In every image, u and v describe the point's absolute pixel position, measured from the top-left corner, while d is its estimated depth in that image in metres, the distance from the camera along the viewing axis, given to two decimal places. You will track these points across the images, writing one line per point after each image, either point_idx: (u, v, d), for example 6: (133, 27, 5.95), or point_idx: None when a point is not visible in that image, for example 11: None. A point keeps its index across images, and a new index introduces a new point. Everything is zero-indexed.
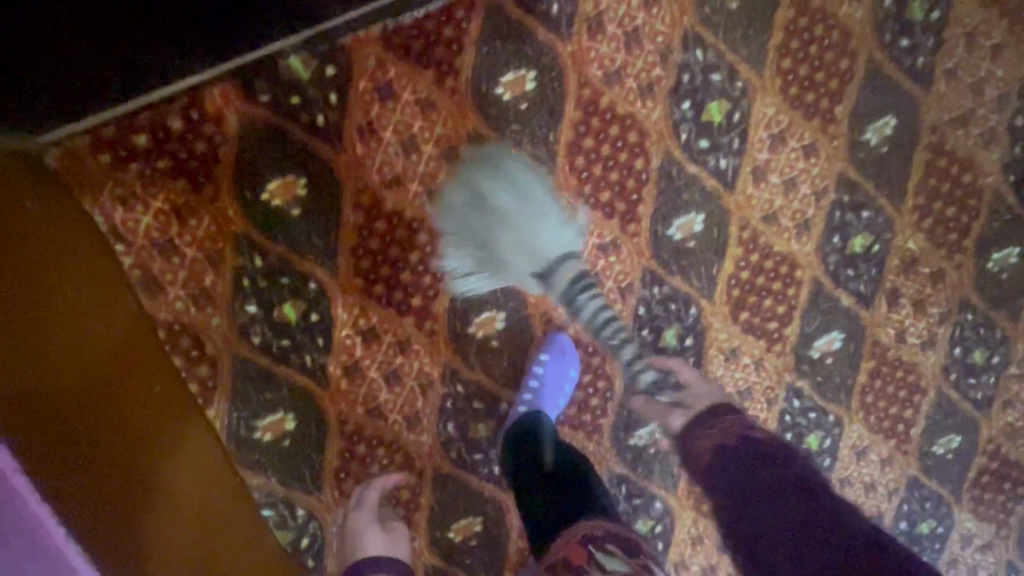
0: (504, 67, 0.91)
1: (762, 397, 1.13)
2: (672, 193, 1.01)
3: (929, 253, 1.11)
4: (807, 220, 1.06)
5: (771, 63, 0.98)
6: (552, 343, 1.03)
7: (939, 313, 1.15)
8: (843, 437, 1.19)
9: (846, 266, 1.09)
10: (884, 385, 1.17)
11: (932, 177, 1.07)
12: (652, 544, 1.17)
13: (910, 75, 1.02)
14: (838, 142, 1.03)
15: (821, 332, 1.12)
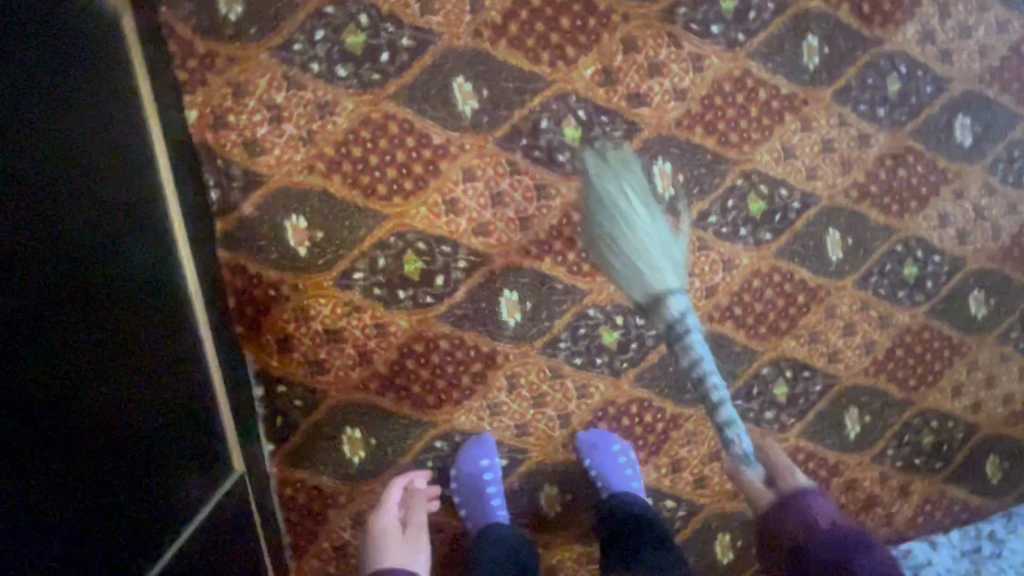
0: (337, 451, 1.06)
1: (696, 253, 1.15)
2: (480, 316, 1.08)
3: (602, 52, 1.06)
4: (537, 184, 1.07)
5: (380, 204, 1.02)
6: (585, 445, 1.13)
7: (669, 47, 1.09)
8: (764, 170, 1.15)
9: (589, 148, 1.08)
10: (726, 118, 1.12)
11: (526, 40, 1.04)
12: (798, 380, 1.23)
13: (418, 55, 1.01)
14: (468, 143, 1.04)
15: (650, 181, 1.11)
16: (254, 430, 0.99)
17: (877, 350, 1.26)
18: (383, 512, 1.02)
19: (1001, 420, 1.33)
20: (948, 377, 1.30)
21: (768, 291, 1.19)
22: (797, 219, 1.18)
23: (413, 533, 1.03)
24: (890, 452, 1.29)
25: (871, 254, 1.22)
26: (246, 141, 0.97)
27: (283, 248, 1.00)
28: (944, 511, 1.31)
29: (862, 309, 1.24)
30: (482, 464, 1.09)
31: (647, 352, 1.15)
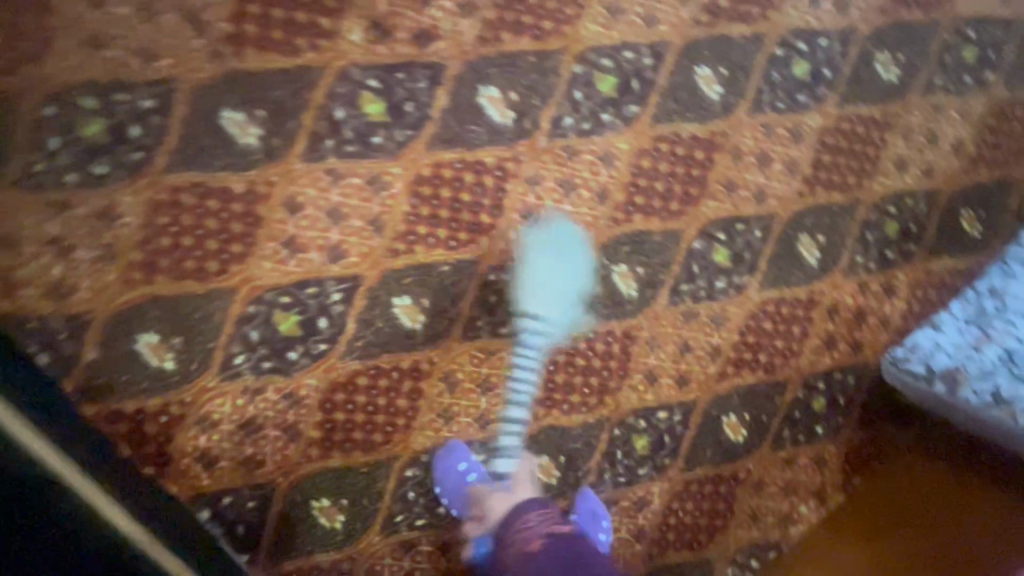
0: (317, 527, 1.02)
1: (569, 164, 1.03)
2: (383, 336, 1.00)
3: (361, 5, 0.91)
4: (368, 179, 0.95)
5: (220, 281, 0.93)
6: (582, 505, 1.10)
7: None
8: (598, 42, 1.01)
9: (401, 114, 0.95)
10: (529, 8, 0.97)
11: (272, 34, 0.89)
12: (735, 237, 1.13)
13: (169, 110, 0.87)
14: (274, 174, 0.92)
15: (484, 115, 0.98)
16: (224, 550, 0.93)
17: (802, 166, 1.14)
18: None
19: (959, 172, 1.22)
20: (888, 156, 1.18)
21: (663, 165, 1.07)
22: (658, 75, 1.04)
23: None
24: (860, 259, 1.20)
25: (752, 72, 1.08)
26: (46, 289, 0.87)
27: (150, 372, 0.92)
28: (936, 289, 1.24)
29: (770, 132, 1.11)
30: (462, 470, 1.04)
31: (569, 287, 1.06)
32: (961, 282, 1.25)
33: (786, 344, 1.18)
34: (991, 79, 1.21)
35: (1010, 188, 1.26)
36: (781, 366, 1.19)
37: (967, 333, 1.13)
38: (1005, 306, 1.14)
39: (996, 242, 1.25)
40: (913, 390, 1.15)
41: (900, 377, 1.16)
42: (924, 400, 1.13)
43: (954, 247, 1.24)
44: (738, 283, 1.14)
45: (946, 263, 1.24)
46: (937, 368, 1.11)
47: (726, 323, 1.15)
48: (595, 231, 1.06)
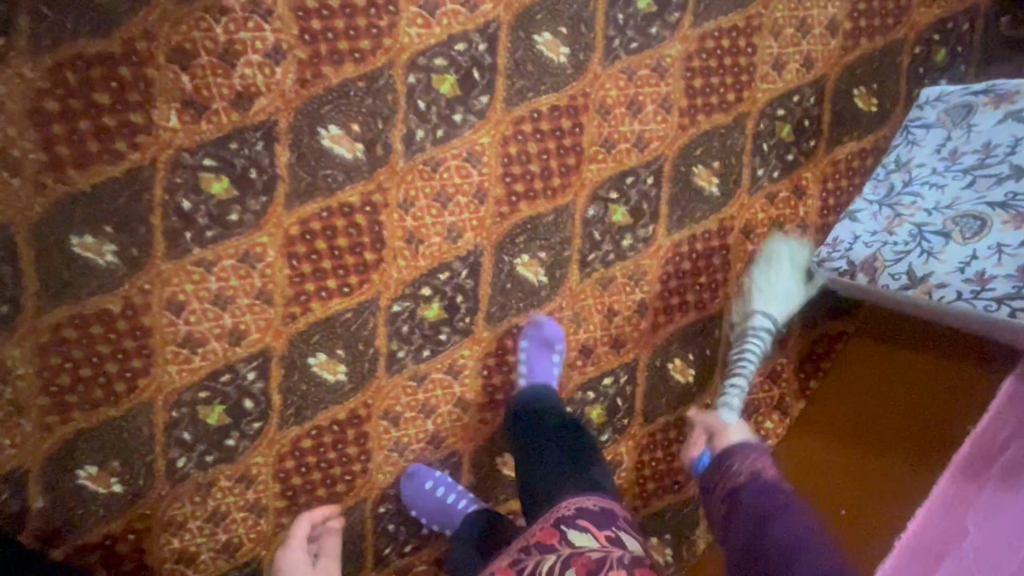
0: None
1: (435, 176, 1.01)
2: (311, 396, 1.02)
3: (165, 88, 0.87)
4: (239, 257, 0.94)
5: (132, 398, 0.94)
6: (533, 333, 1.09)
7: (219, 19, 0.87)
8: (424, 43, 0.96)
9: (248, 183, 0.92)
10: (340, 33, 0.92)
11: (86, 147, 0.86)
12: (628, 191, 1.10)
13: (16, 256, 0.86)
14: (145, 283, 0.91)
15: (333, 156, 0.95)
16: None
17: (676, 99, 1.10)
18: (286, 548, 0.95)
19: (840, 51, 1.17)
20: (763, 59, 1.13)
21: (532, 145, 1.04)
22: (497, 57, 0.99)
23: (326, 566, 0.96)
24: (763, 172, 1.17)
25: (595, 20, 1.03)
26: None
27: (100, 500, 0.95)
28: (847, 176, 1.22)
29: (633, 76, 1.07)
30: (430, 487, 1.05)
31: (476, 293, 1.06)
32: (870, 162, 1.23)
33: (710, 277, 1.18)
34: None
35: (900, 50, 1.20)
36: (710, 299, 1.19)
37: (882, 214, 1.09)
38: (916, 175, 1.10)
39: (897, 110, 1.21)
40: (842, 284, 1.13)
41: (827, 275, 1.14)
42: (855, 292, 1.12)
43: (855, 129, 1.20)
44: (645, 235, 1.13)
45: (851, 147, 1.21)
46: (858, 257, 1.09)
47: (645, 277, 1.14)
48: (485, 232, 1.05)
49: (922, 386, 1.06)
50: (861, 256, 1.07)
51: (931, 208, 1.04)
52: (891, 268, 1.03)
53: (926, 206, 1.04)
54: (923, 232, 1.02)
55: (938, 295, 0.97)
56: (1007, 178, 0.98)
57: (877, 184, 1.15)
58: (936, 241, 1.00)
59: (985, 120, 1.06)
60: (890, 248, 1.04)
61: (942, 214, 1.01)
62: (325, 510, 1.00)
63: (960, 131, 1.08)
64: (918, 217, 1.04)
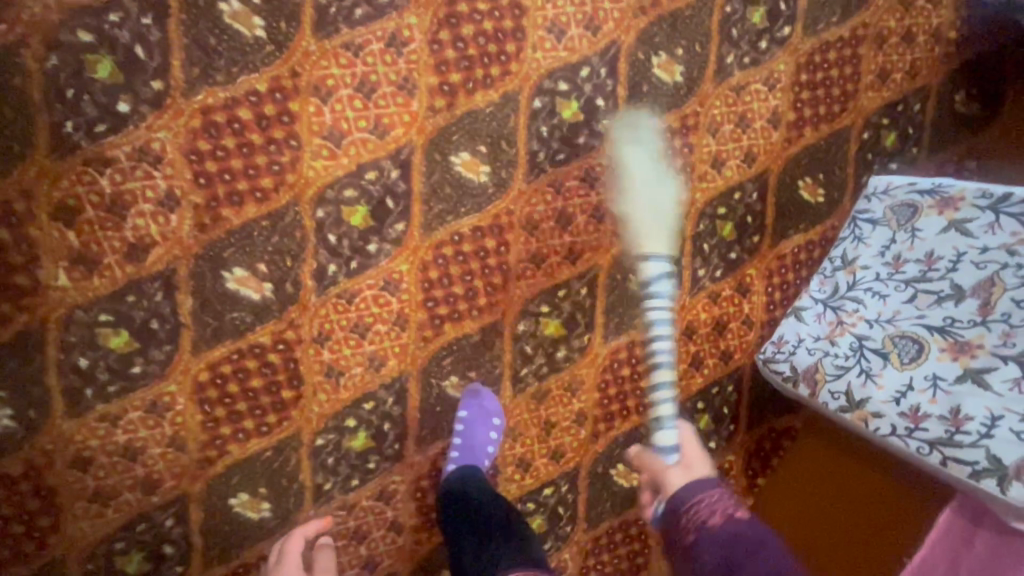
0: None
1: (352, 307, 0.96)
2: (233, 537, 0.98)
3: (52, 248, 0.83)
4: (145, 407, 0.90)
5: (43, 556, 0.91)
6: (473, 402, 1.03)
7: (104, 171, 0.83)
8: (332, 176, 0.91)
9: (149, 334, 0.88)
10: (239, 173, 0.87)
11: None
12: (561, 303, 1.06)
13: None
14: (46, 442, 0.88)
15: (240, 298, 0.91)
16: None
17: (608, 207, 1.05)
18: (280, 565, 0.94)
19: (783, 143, 1.12)
20: (700, 158, 1.08)
21: (455, 267, 0.99)
22: (411, 182, 0.95)
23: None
24: (703, 271, 1.13)
25: (516, 136, 0.98)
26: None
27: None
28: (794, 269, 1.17)
29: (560, 188, 1.02)
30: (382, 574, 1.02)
31: (404, 419, 1.03)
32: (818, 253, 1.18)
33: (653, 380, 1.14)
34: (790, 32, 1.08)
35: (847, 137, 1.15)
36: (654, 402, 1.15)
37: (825, 320, 1.04)
38: (859, 278, 1.05)
39: (845, 199, 1.16)
40: (785, 390, 1.09)
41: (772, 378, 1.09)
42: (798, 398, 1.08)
43: (800, 221, 1.16)
44: (581, 345, 1.09)
45: (797, 239, 1.16)
46: (800, 366, 1.04)
47: (584, 387, 1.10)
48: (410, 357, 1.01)
49: (869, 503, 1.03)
50: (805, 367, 1.03)
51: (873, 322, 0.99)
52: (833, 386, 0.99)
53: (868, 319, 1.00)
54: (864, 350, 0.98)
55: (876, 425, 0.94)
56: (946, 299, 0.94)
57: (822, 283, 1.10)
58: (876, 364, 0.96)
59: (929, 226, 1.01)
60: (832, 363, 1.00)
61: (883, 332, 0.97)
62: (317, 524, 0.98)
63: (904, 234, 1.03)
64: (860, 332, 1.00)
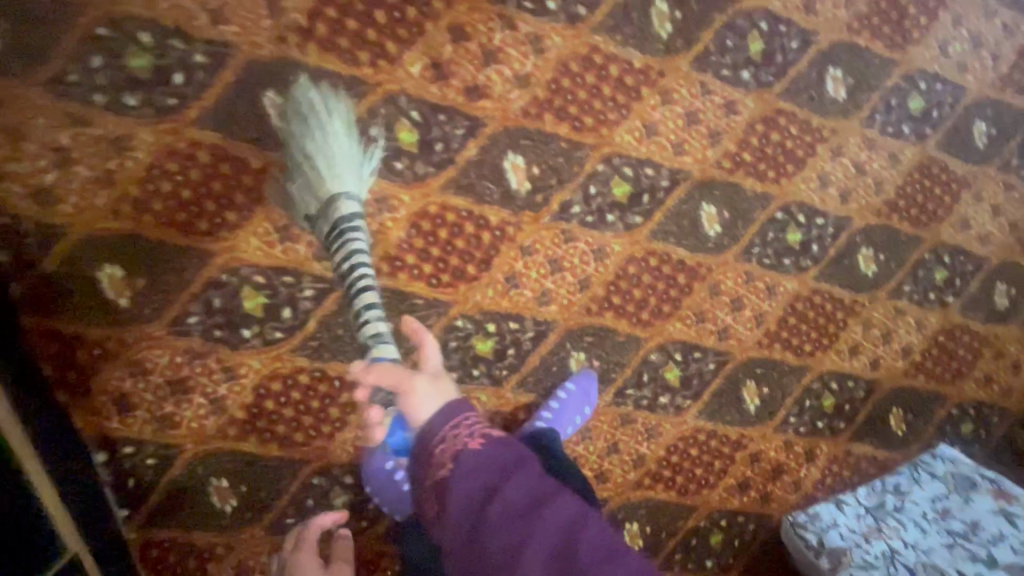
0: (206, 503, 1.00)
1: (563, 247, 1.09)
2: (339, 343, 1.02)
3: (428, 45, 0.96)
4: (377, 197, 0.99)
5: (204, 241, 0.94)
6: (580, 383, 1.13)
7: (504, 30, 0.99)
8: (628, 153, 1.08)
9: (429, 152, 0.99)
10: (577, 101, 1.04)
11: (338, 41, 0.93)
12: (690, 363, 1.19)
13: (218, 72, 0.90)
14: (292, 163, 0.95)
15: (505, 179, 1.04)
16: (100, 501, 0.92)
17: (768, 320, 1.22)
18: (301, 551, 0.94)
19: (900, 372, 1.32)
20: (845, 337, 1.28)
21: (648, 278, 1.14)
22: (669, 199, 1.12)
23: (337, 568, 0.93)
24: (793, 420, 1.27)
25: (752, 225, 1.17)
26: (34, 191, 0.87)
27: (103, 302, 0.92)
28: (850, 468, 1.32)
29: (750, 283, 1.20)
30: (388, 467, 1.04)
31: (525, 356, 1.11)
32: (871, 469, 1.34)
33: (705, 474, 1.24)
34: (952, 302, 1.33)
35: (941, 402, 1.36)
36: (694, 494, 1.24)
37: (870, 523, 1.18)
38: (909, 508, 1.21)
39: (913, 444, 1.35)
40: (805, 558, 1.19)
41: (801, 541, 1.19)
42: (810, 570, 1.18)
43: (876, 436, 1.33)
44: (679, 405, 1.20)
45: (865, 448, 1.33)
46: (830, 543, 1.16)
47: (658, 438, 1.20)
48: (568, 315, 1.11)
49: None
50: (839, 548, 1.14)
51: (911, 545, 1.14)
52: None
53: (909, 541, 1.14)
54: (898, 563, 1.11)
55: None
56: (980, 560, 1.11)
57: (874, 493, 1.24)
58: None
59: (982, 502, 1.19)
60: (865, 557, 1.12)
61: (919, 557, 1.12)
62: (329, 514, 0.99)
63: (957, 496, 1.21)
64: (898, 547, 1.14)
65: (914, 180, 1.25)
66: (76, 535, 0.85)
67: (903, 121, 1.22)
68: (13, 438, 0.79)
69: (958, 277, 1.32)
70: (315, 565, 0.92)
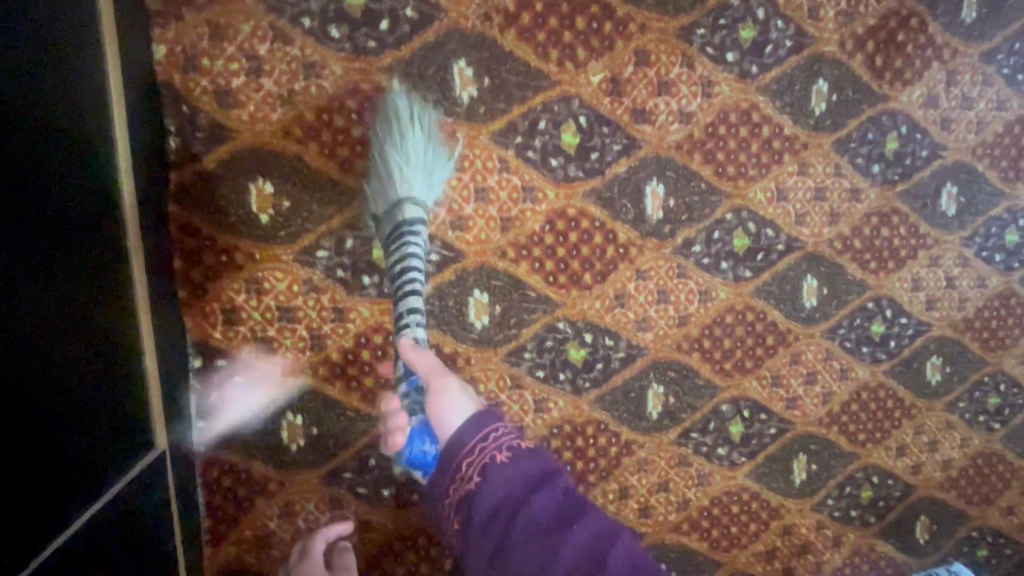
0: (274, 436, 0.98)
1: (675, 280, 1.12)
2: (447, 313, 1.03)
3: (612, 61, 1.01)
4: (525, 186, 1.01)
5: (356, 182, 0.95)
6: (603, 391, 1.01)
7: (682, 67, 1.04)
8: (756, 210, 1.13)
9: (584, 157, 1.03)
10: (726, 149, 1.09)
11: (537, 33, 0.97)
12: (754, 422, 1.22)
13: (421, 29, 0.93)
14: (460, 132, 0.97)
15: (642, 202, 1.07)
16: (181, 406, 0.90)
17: (834, 401, 1.26)
18: (308, 562, 0.97)
19: (935, 483, 1.36)
20: (897, 436, 1.32)
21: (741, 330, 1.17)
22: (778, 262, 1.16)
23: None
24: (830, 503, 1.30)
25: (844, 308, 1.22)
26: (218, 90, 0.88)
27: (245, 213, 0.92)
28: (869, 563, 1.35)
29: (828, 361, 1.24)
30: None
31: (611, 374, 1.12)
32: (887, 569, 1.37)
33: (738, 534, 1.25)
34: (996, 429, 1.38)
35: (964, 521, 1.40)
36: (722, 549, 1.25)
37: None
38: None
39: (929, 554, 1.39)
40: None
41: None
42: None
43: (899, 538, 1.36)
44: (734, 460, 1.22)
45: (887, 547, 1.36)
46: None
47: (706, 487, 1.21)
48: (660, 345, 1.13)
49: None
50: None
51: None
52: None
53: None
54: None
55: None
56: None
57: None
58: None
59: None
60: None
61: None
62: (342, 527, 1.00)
63: None
64: None
65: (992, 306, 1.32)
66: (163, 435, 0.84)
67: (997, 250, 1.29)
68: (137, 326, 0.80)
69: (1008, 407, 1.38)
70: None
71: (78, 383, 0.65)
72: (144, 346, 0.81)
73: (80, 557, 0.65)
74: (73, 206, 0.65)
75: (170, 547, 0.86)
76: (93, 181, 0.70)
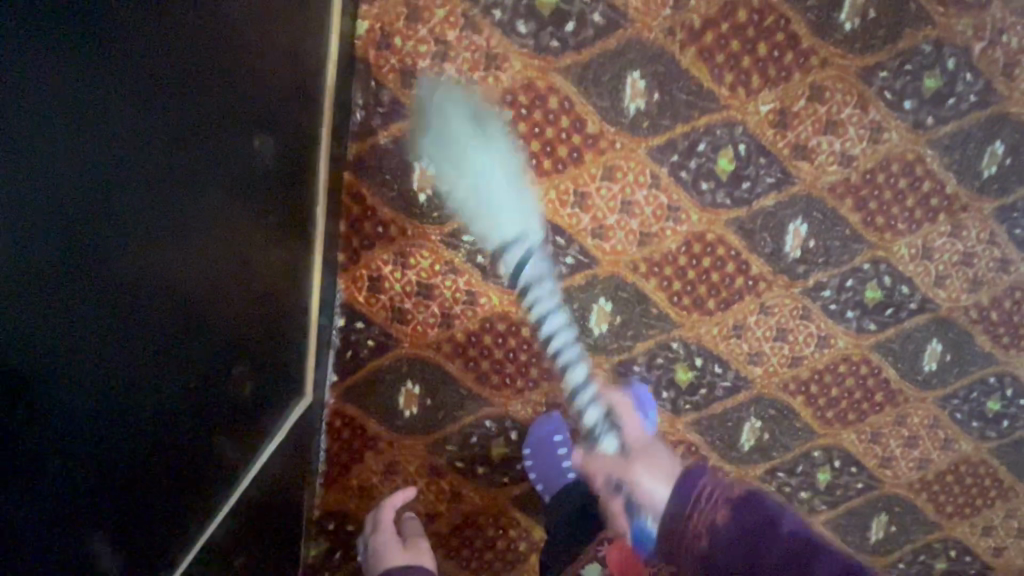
0: (392, 400, 1.05)
1: (797, 320, 1.10)
2: (570, 315, 1.05)
3: (785, 92, 0.98)
4: (670, 204, 1.01)
5: (512, 175, 0.98)
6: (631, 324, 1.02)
7: (856, 108, 1.00)
8: (896, 265, 1.09)
9: (735, 185, 1.02)
10: (880, 199, 1.05)
11: (716, 54, 0.95)
12: (843, 473, 1.20)
13: (604, 35, 0.93)
14: (620, 143, 0.98)
15: (783, 238, 1.05)
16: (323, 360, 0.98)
17: (930, 469, 1.23)
18: (379, 530, 1.02)
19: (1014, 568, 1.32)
20: (987, 516, 1.27)
21: (851, 382, 1.15)
22: (907, 320, 1.13)
23: (415, 541, 1.01)
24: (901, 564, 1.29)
25: (964, 378, 1.18)
26: (404, 69, 0.92)
27: (406, 190, 0.97)
28: None
29: (934, 428, 1.20)
30: (554, 439, 1.07)
31: (712, 400, 1.13)
32: None
33: None
34: None
35: None
36: None
37: None
38: None
39: None
40: None
41: None
42: None
43: None
44: (814, 505, 1.22)
45: None
46: None
47: None
48: (767, 381, 1.13)
49: None
50: None
51: None
52: None
53: None
54: None
55: None
56: None
57: None
58: None
59: None
60: None
61: None
62: (404, 494, 1.05)
63: None
64: None
65: None
66: (310, 385, 0.95)
67: None
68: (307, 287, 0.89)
69: None
70: (394, 543, 1.00)
71: (252, 335, 0.72)
72: (308, 307, 0.90)
73: (241, 495, 0.76)
74: (268, 175, 0.70)
75: (300, 484, 0.98)
76: (288, 151, 0.75)
